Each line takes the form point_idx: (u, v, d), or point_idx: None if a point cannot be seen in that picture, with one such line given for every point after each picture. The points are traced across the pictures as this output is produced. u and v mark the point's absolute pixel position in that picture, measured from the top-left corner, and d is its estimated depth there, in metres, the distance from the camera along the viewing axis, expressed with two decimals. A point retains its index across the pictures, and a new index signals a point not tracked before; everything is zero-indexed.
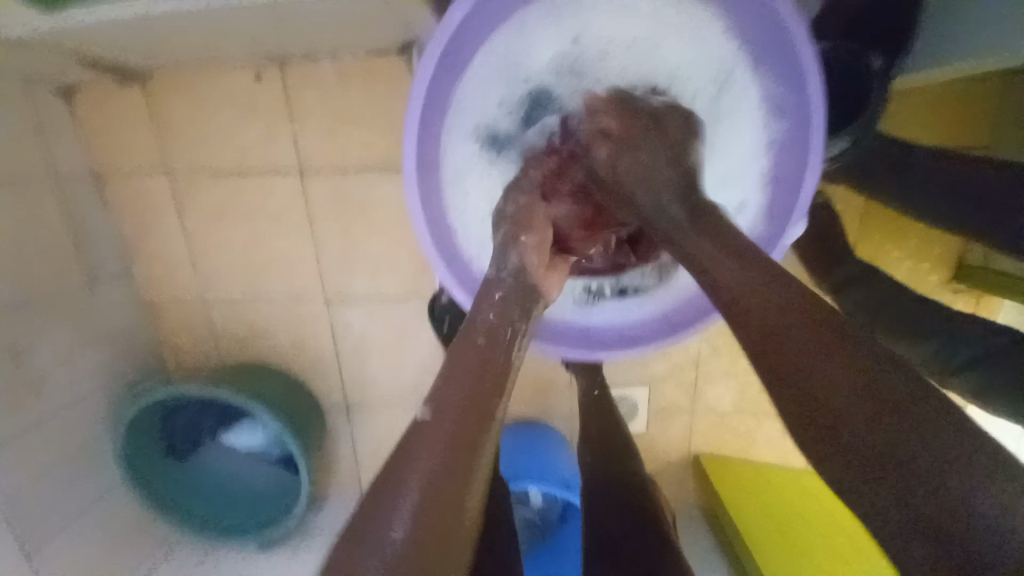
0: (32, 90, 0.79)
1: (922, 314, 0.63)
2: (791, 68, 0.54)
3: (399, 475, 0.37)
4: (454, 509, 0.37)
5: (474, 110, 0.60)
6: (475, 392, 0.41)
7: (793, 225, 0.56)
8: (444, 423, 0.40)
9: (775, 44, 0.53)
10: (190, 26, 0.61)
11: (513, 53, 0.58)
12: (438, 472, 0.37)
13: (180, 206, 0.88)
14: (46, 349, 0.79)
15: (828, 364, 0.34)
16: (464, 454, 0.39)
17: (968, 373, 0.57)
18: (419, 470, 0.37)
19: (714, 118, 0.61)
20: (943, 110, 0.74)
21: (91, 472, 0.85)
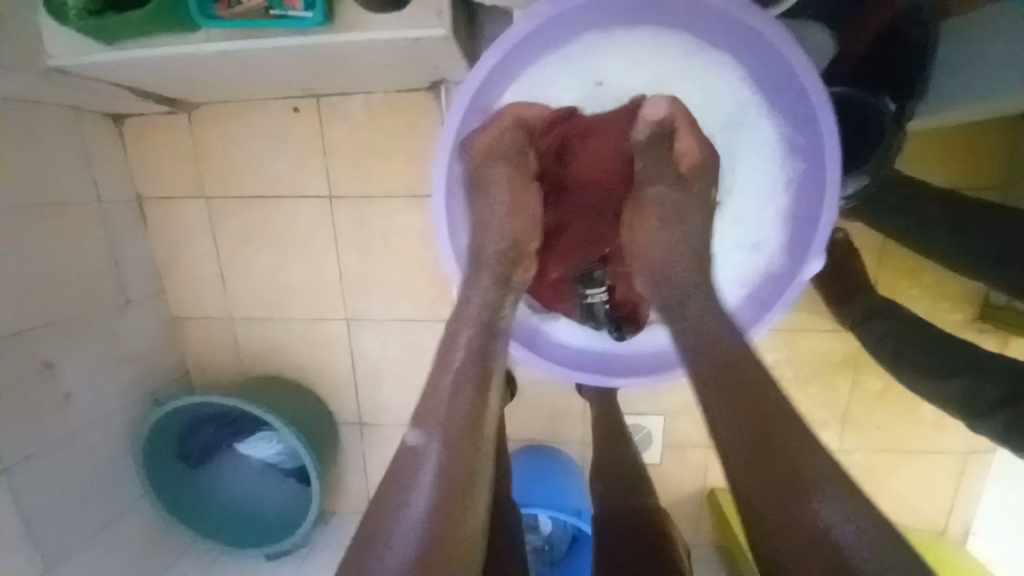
0: (85, 118, 0.85)
1: (941, 353, 0.62)
2: (800, 111, 0.55)
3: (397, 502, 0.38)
4: (456, 522, 0.37)
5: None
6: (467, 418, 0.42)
7: (811, 261, 0.56)
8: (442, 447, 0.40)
9: (785, 91, 0.56)
10: (234, 65, 0.66)
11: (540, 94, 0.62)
12: (445, 483, 0.38)
13: (214, 227, 0.93)
14: (79, 361, 0.83)
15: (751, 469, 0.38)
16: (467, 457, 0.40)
17: (988, 413, 0.55)
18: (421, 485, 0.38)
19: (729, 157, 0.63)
20: (958, 152, 0.75)
21: (113, 482, 0.87)
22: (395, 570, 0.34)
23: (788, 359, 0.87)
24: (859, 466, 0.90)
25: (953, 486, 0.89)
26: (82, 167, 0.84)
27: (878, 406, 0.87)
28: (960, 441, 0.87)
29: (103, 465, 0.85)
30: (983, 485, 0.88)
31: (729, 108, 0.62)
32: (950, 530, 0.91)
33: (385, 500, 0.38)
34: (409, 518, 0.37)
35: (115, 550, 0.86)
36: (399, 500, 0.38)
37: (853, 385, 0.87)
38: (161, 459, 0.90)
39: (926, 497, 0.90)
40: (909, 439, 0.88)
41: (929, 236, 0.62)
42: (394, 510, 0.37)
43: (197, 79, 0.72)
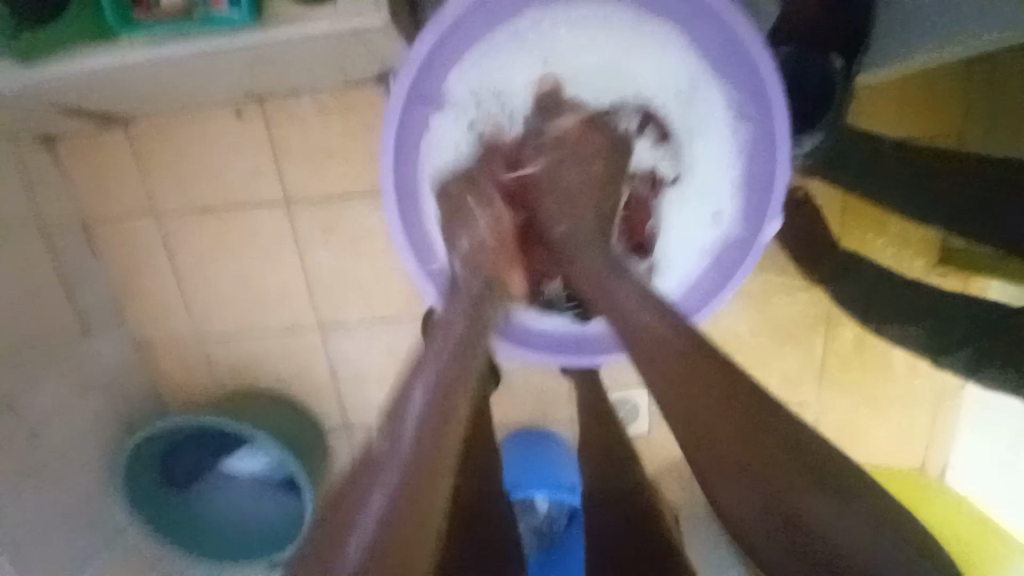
0: (15, 142, 0.79)
1: (908, 297, 0.64)
2: (748, 77, 0.56)
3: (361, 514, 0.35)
4: (421, 521, 0.36)
5: (449, 140, 0.60)
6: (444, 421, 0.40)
7: (771, 221, 0.59)
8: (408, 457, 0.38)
9: (728, 59, 0.56)
10: (167, 73, 0.62)
11: (491, 76, 0.59)
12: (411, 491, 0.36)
13: (170, 245, 0.89)
14: (42, 399, 0.79)
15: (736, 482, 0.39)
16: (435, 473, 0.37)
17: (954, 351, 0.58)
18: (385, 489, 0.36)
19: (687, 127, 0.61)
20: (911, 101, 0.76)
21: (94, 519, 0.84)
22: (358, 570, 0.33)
23: (764, 320, 0.88)
24: (839, 416, 0.93)
25: (929, 424, 0.92)
26: (18, 196, 0.79)
27: (853, 357, 0.89)
28: (932, 381, 0.90)
29: (83, 503, 0.83)
30: (956, 422, 0.92)
31: (683, 76, 0.59)
32: (929, 465, 0.95)
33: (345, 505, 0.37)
34: (364, 522, 0.35)
35: None
36: (361, 507, 0.36)
37: (828, 339, 0.88)
38: (142, 490, 0.87)
39: (904, 438, 0.93)
40: (883, 386, 0.90)
41: (887, 187, 0.62)
42: (355, 513, 0.35)
43: (131, 91, 0.68)
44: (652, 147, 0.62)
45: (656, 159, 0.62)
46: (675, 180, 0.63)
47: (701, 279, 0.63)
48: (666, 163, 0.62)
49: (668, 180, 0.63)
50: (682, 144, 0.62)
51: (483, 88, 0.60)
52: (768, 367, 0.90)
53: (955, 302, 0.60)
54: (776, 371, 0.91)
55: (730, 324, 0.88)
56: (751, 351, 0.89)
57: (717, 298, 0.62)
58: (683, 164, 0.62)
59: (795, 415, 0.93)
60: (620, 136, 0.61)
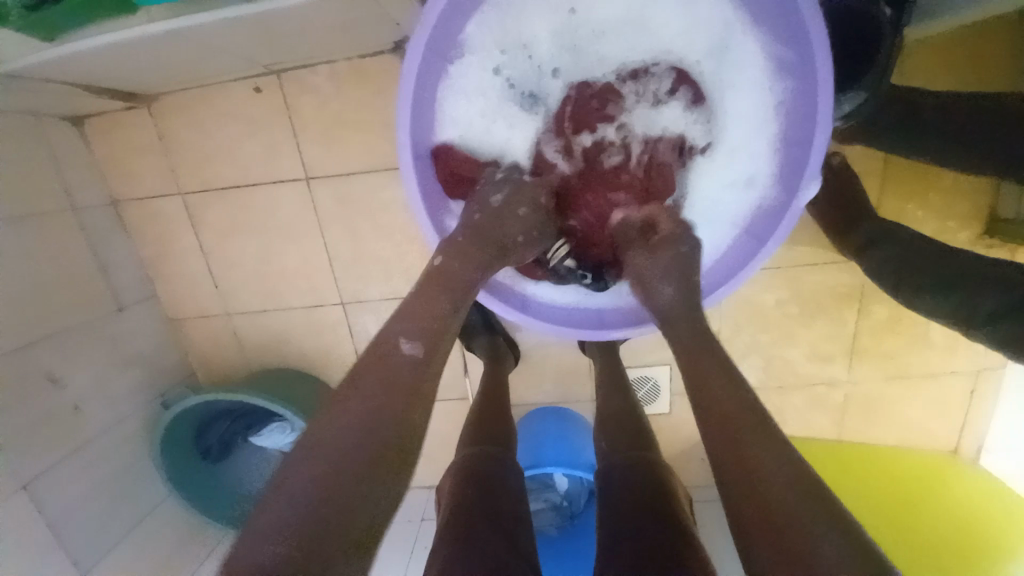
0: (46, 122, 0.81)
1: (941, 266, 0.60)
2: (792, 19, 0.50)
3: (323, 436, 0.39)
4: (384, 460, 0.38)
5: (471, 85, 0.60)
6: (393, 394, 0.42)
7: (807, 185, 0.53)
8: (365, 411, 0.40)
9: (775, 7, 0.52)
10: (186, 45, 0.62)
11: (512, 26, 0.58)
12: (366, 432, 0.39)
13: (195, 222, 0.90)
14: (83, 371, 0.83)
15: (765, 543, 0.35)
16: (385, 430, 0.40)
17: (990, 323, 0.54)
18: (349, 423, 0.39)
19: (720, 86, 0.60)
20: (963, 58, 0.70)
21: (134, 485, 0.88)
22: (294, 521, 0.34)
23: (791, 296, 0.85)
24: (869, 394, 0.90)
25: (966, 405, 0.89)
26: (51, 174, 0.82)
27: (887, 333, 0.86)
28: (970, 361, 0.86)
29: (123, 469, 0.87)
30: (996, 401, 0.88)
31: (716, 30, 0.57)
32: (963, 448, 0.91)
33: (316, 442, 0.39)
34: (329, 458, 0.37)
35: (148, 548, 0.89)
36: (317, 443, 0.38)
37: (861, 314, 0.85)
38: (180, 458, 0.91)
39: (939, 418, 0.90)
40: (918, 363, 0.87)
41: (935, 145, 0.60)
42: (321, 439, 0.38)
43: (150, 65, 0.69)
44: (684, 110, 0.61)
45: (686, 122, 0.61)
46: (706, 147, 0.62)
47: (730, 248, 0.61)
48: (696, 128, 0.61)
49: (699, 147, 0.62)
50: (716, 105, 0.60)
51: (506, 38, 0.59)
52: (796, 342, 0.87)
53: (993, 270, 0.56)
54: (803, 348, 0.88)
55: (757, 299, 0.86)
56: (778, 327, 0.87)
57: (740, 276, 0.58)
58: (715, 127, 0.61)
59: (823, 393, 0.90)
60: (648, 99, 0.61)
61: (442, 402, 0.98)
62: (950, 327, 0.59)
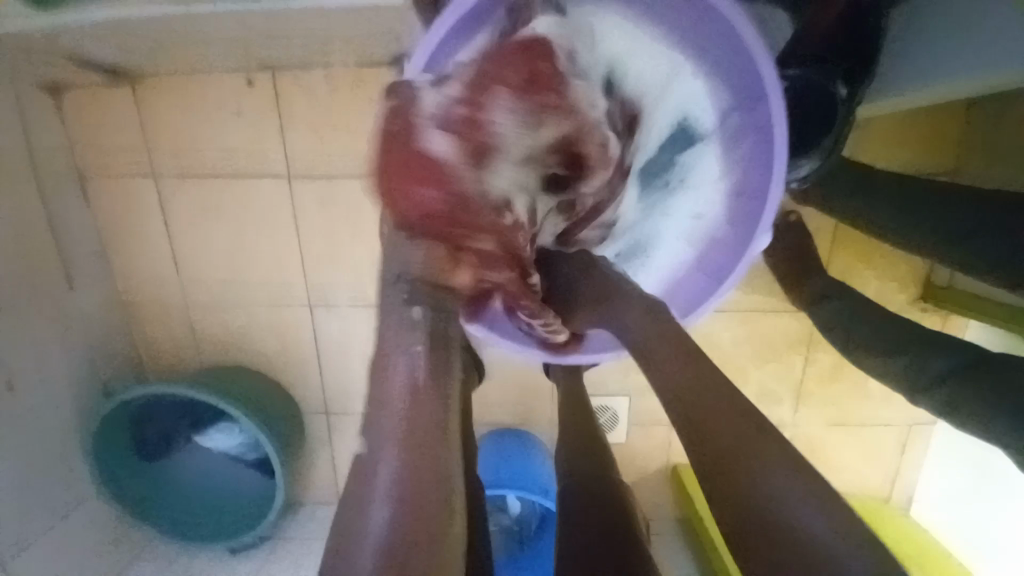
0: (18, 88, 0.78)
1: (891, 335, 0.65)
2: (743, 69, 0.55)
3: (370, 469, 0.38)
4: (432, 492, 0.37)
5: None
6: (423, 409, 0.42)
7: (760, 235, 0.58)
8: (403, 439, 0.39)
9: (727, 62, 0.57)
10: (184, 32, 0.62)
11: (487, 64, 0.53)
12: (415, 459, 0.38)
13: (165, 207, 0.88)
14: (23, 349, 0.78)
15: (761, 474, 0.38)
16: (432, 458, 0.39)
17: (937, 386, 0.57)
18: (390, 455, 0.39)
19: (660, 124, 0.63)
20: (906, 133, 0.78)
21: (62, 477, 0.83)
22: (369, 554, 0.33)
23: (747, 338, 0.89)
24: (812, 437, 0.94)
25: (899, 454, 0.94)
26: (18, 141, 0.79)
27: (832, 382, 0.91)
28: (905, 413, 0.92)
29: (53, 457, 0.81)
30: (925, 454, 0.94)
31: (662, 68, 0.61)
32: (894, 496, 0.96)
33: (354, 491, 0.37)
34: (375, 497, 0.36)
35: (68, 549, 0.82)
36: (364, 502, 0.36)
37: (808, 362, 0.90)
38: (114, 452, 0.86)
39: (874, 466, 0.95)
40: (859, 411, 0.92)
41: (874, 215, 0.66)
42: (365, 502, 0.36)
43: (143, 46, 0.68)
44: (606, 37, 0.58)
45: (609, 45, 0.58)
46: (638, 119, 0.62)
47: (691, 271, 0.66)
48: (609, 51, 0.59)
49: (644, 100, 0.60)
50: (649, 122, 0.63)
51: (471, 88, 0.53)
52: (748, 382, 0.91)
53: (948, 342, 0.59)
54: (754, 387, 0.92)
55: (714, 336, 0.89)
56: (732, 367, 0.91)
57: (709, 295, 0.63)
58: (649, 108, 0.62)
59: None
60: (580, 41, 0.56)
61: None
62: (901, 392, 0.62)
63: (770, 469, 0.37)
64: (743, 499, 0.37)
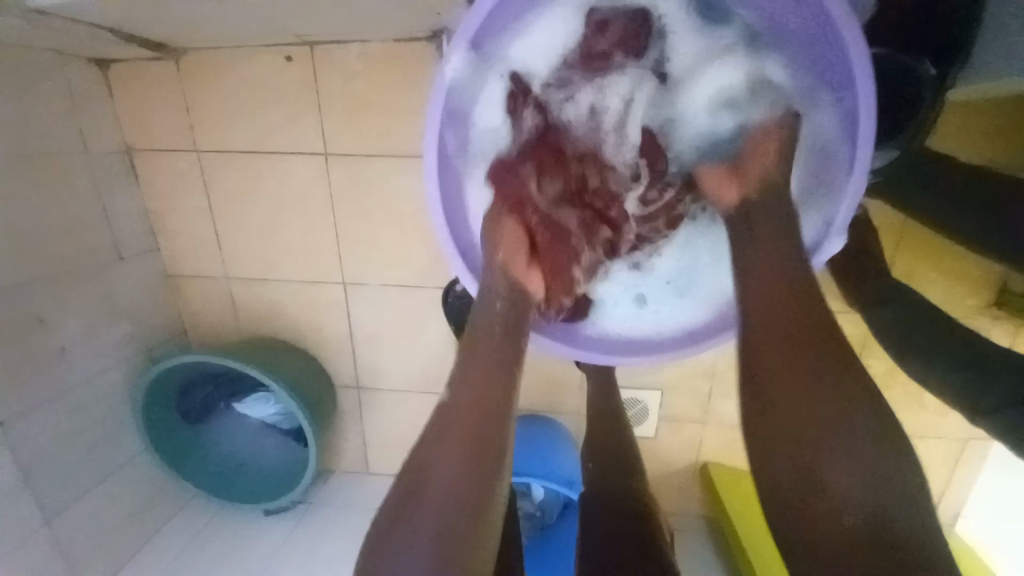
0: (68, 62, 0.80)
1: (954, 346, 0.60)
2: (837, 49, 0.49)
3: (426, 479, 0.41)
4: (479, 506, 0.40)
5: (491, 98, 0.60)
6: (484, 426, 0.44)
7: (833, 240, 0.52)
8: (457, 454, 0.42)
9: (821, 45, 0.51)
10: (218, 7, 0.61)
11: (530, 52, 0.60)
12: (465, 477, 0.41)
13: (206, 182, 0.89)
14: (74, 317, 0.82)
15: (836, 465, 0.36)
16: (481, 472, 0.41)
17: (998, 410, 0.53)
18: (445, 471, 0.41)
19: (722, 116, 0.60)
20: (997, 121, 0.69)
21: (111, 437, 0.88)
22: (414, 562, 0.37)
23: None
24: None
25: (949, 470, 0.88)
26: (68, 114, 0.81)
27: (881, 389, 0.86)
28: (960, 427, 0.86)
29: (103, 418, 0.87)
30: (979, 471, 0.88)
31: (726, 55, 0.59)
32: (940, 511, 0.91)
33: (407, 500, 0.40)
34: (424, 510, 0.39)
35: (114, 504, 0.88)
36: (412, 506, 0.39)
37: (857, 367, 0.85)
38: (160, 414, 0.91)
39: (920, 479, 0.90)
40: (909, 421, 0.87)
41: (948, 214, 0.59)
42: (414, 511, 0.39)
43: (181, 21, 0.67)
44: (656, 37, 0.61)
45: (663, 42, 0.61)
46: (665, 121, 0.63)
47: None
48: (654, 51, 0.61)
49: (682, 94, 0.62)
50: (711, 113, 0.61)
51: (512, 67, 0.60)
52: None
53: (1022, 359, 0.55)
54: None
55: None
56: None
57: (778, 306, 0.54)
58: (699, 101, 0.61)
59: None
60: (619, 35, 0.60)
61: (429, 396, 0.98)
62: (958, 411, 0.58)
63: (834, 467, 0.36)
64: (796, 492, 0.36)
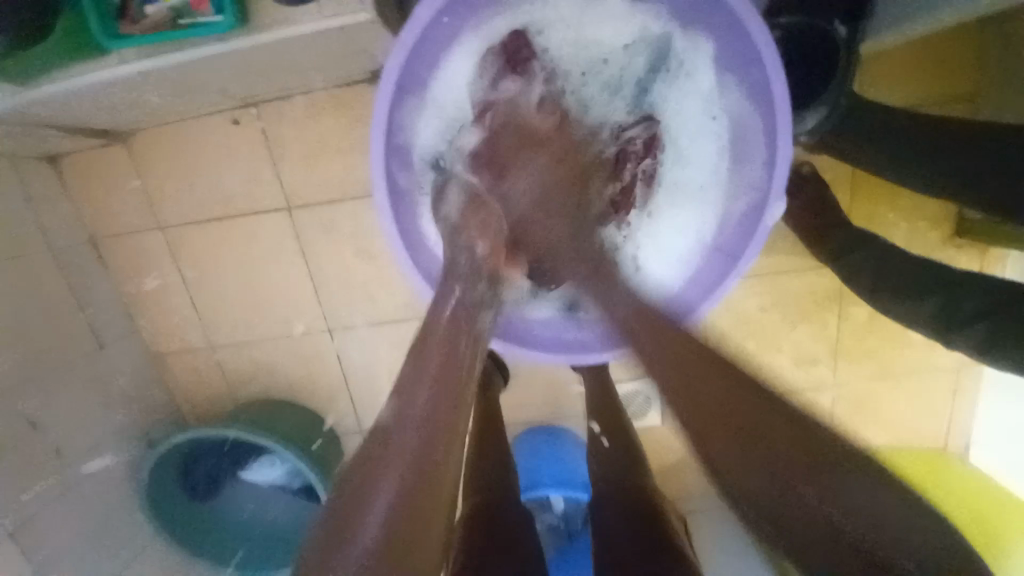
0: (19, 163, 0.81)
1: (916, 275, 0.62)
2: (740, 34, 0.52)
3: (367, 499, 0.30)
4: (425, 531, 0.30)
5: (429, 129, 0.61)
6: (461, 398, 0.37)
7: (774, 202, 0.55)
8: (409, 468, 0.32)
9: (728, 31, 0.54)
10: (155, 86, 0.63)
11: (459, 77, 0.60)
12: (421, 478, 0.32)
13: (176, 254, 0.90)
14: (63, 416, 0.81)
15: (755, 468, 0.33)
16: (426, 505, 0.30)
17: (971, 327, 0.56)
18: (392, 481, 0.31)
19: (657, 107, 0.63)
20: (917, 61, 0.72)
21: (118, 529, 0.86)
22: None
23: (774, 301, 0.86)
24: (855, 393, 0.91)
25: (950, 401, 0.90)
26: (26, 212, 0.81)
27: (869, 334, 0.87)
28: (952, 358, 0.88)
29: (107, 511, 0.85)
30: (979, 396, 0.89)
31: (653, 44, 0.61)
32: (951, 443, 0.92)
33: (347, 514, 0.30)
34: (367, 525, 0.29)
35: None
36: (353, 520, 0.30)
37: (842, 317, 0.86)
38: (165, 497, 0.89)
39: (925, 415, 0.91)
40: (902, 360, 0.88)
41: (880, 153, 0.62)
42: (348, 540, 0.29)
43: (123, 105, 0.69)
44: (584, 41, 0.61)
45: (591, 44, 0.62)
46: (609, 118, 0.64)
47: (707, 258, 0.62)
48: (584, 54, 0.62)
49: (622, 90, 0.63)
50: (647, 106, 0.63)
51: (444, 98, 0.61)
52: (780, 346, 0.88)
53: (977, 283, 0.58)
54: (787, 350, 0.89)
55: (740, 304, 0.87)
56: (762, 333, 0.88)
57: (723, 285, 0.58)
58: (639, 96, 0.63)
59: (812, 395, 0.91)
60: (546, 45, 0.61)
61: None
62: (931, 336, 0.61)
63: (764, 455, 0.33)
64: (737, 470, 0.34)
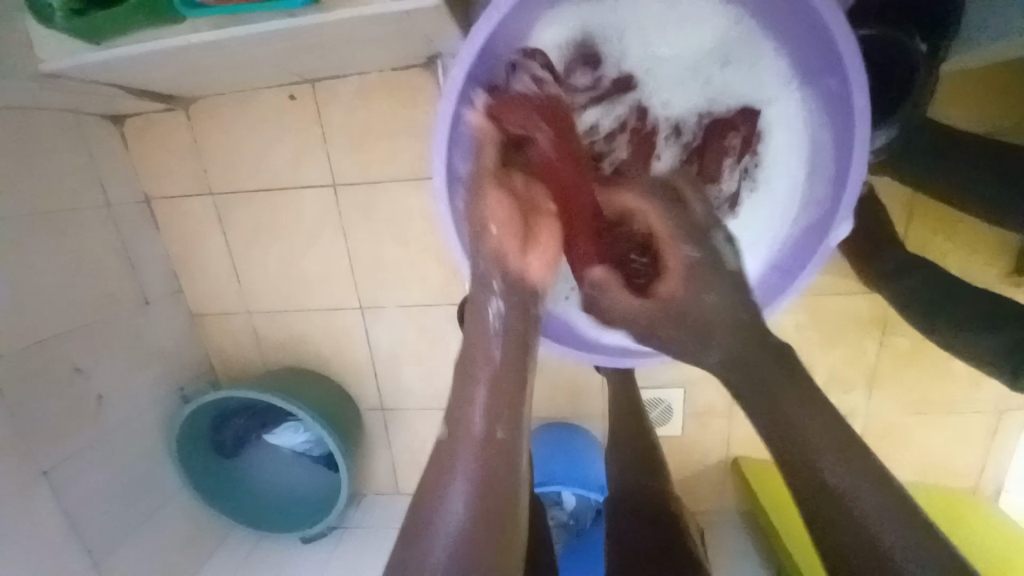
0: (85, 121, 0.84)
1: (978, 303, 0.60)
2: (820, 40, 0.51)
3: (443, 487, 0.42)
4: (497, 491, 0.42)
5: None
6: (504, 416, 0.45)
7: (842, 221, 0.55)
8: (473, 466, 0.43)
9: (808, 36, 0.53)
10: (220, 56, 0.64)
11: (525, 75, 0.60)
12: (489, 475, 0.42)
13: (222, 221, 0.93)
14: (107, 364, 0.85)
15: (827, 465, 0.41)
16: (496, 489, 0.42)
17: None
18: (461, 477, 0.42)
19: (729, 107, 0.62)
20: (997, 86, 0.68)
21: (149, 477, 0.91)
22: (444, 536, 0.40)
23: (811, 322, 0.84)
24: (886, 424, 0.88)
25: (987, 443, 0.87)
26: (88, 169, 0.85)
27: (908, 366, 0.84)
28: (994, 399, 0.84)
29: (140, 459, 0.89)
30: (1018, 442, 0.86)
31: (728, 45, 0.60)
32: (982, 487, 0.89)
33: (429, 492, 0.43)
34: (447, 513, 0.41)
35: (157, 545, 0.91)
36: (440, 491, 0.42)
37: (882, 346, 0.84)
38: (195, 451, 0.93)
39: (958, 455, 0.88)
40: (940, 396, 0.85)
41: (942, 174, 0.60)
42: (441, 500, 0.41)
43: (186, 72, 0.71)
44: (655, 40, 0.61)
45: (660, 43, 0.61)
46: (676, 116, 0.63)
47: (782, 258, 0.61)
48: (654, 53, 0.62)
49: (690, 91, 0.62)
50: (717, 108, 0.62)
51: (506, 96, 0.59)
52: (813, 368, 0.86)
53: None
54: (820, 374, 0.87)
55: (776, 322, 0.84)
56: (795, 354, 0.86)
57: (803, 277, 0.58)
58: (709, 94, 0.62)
59: None
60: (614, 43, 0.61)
61: None
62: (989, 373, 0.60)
63: (823, 460, 0.41)
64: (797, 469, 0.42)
